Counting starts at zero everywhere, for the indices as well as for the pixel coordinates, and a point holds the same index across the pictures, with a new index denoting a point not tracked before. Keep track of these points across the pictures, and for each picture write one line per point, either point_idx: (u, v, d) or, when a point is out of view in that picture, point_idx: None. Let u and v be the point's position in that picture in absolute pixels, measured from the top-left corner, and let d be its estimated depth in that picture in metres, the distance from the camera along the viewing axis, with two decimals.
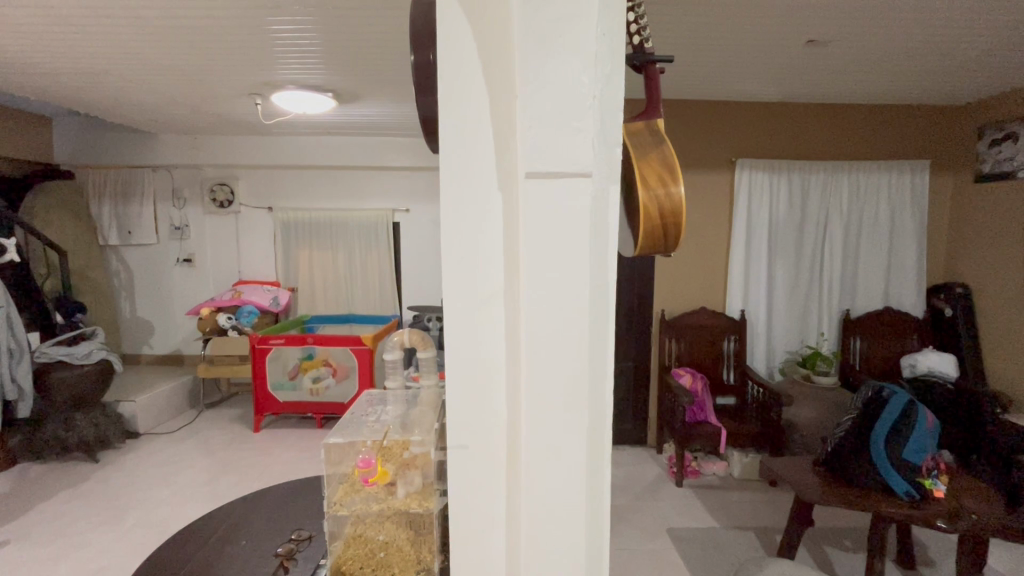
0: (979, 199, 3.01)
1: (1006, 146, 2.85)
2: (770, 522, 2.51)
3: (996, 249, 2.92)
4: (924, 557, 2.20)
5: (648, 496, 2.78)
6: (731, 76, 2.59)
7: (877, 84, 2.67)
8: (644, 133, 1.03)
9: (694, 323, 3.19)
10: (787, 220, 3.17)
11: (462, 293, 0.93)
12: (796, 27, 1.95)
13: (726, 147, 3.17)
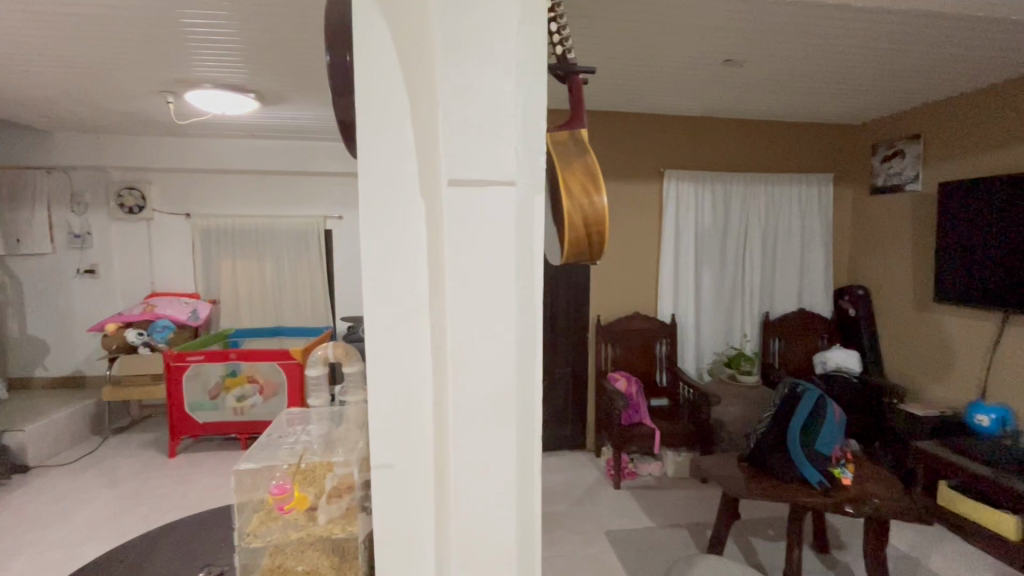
0: (876, 210, 3.33)
1: (895, 161, 3.16)
2: (701, 518, 2.61)
3: (890, 254, 3.22)
4: (837, 541, 2.36)
5: (588, 500, 2.82)
6: (657, 91, 2.72)
7: (787, 103, 2.90)
8: (569, 142, 1.03)
9: (628, 328, 3.28)
10: (712, 229, 3.35)
11: (384, 304, 0.89)
12: (715, 47, 2.07)
13: (654, 158, 3.31)
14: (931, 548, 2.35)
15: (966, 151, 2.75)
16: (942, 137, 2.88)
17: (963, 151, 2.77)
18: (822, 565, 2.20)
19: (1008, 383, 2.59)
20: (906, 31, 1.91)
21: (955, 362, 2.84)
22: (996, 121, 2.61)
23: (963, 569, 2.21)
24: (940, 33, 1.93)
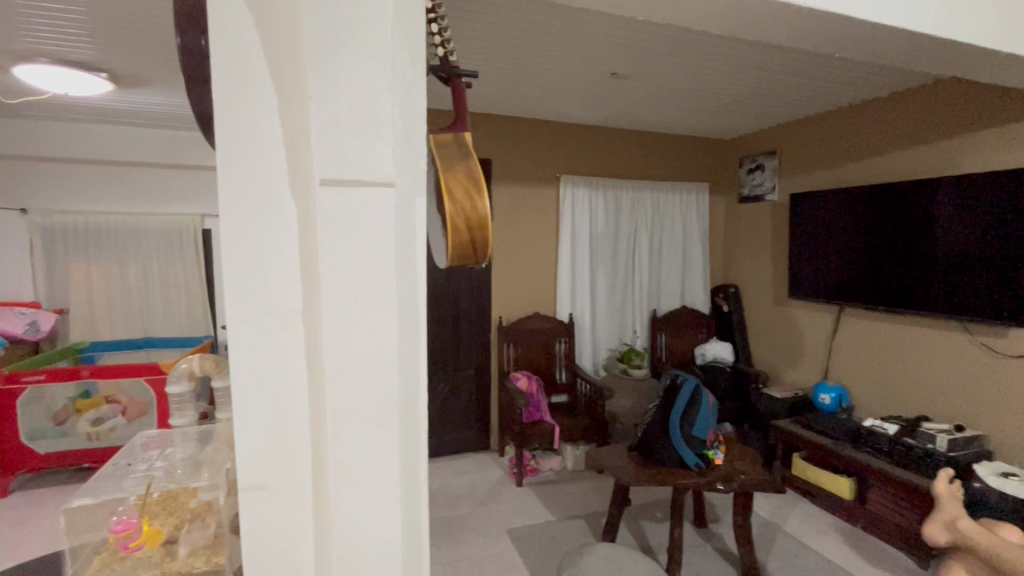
0: (743, 216, 3.73)
1: (757, 173, 3.57)
2: (597, 507, 2.74)
3: (756, 255, 3.63)
4: (713, 516, 2.61)
5: (490, 500, 2.84)
6: (551, 99, 2.82)
7: (667, 116, 3.15)
8: (452, 146, 1.03)
9: (528, 328, 3.36)
10: (605, 232, 3.54)
11: (250, 311, 0.81)
12: (601, 60, 2.19)
13: (551, 163, 3.43)
14: (788, 514, 2.68)
15: (810, 167, 3.18)
16: (793, 154, 3.30)
17: (808, 167, 3.20)
18: (700, 539, 2.42)
19: (844, 365, 3.03)
20: (759, 59, 2.16)
21: (805, 350, 3.27)
22: (832, 141, 3.04)
23: (811, 528, 2.55)
24: (785, 64, 2.22)
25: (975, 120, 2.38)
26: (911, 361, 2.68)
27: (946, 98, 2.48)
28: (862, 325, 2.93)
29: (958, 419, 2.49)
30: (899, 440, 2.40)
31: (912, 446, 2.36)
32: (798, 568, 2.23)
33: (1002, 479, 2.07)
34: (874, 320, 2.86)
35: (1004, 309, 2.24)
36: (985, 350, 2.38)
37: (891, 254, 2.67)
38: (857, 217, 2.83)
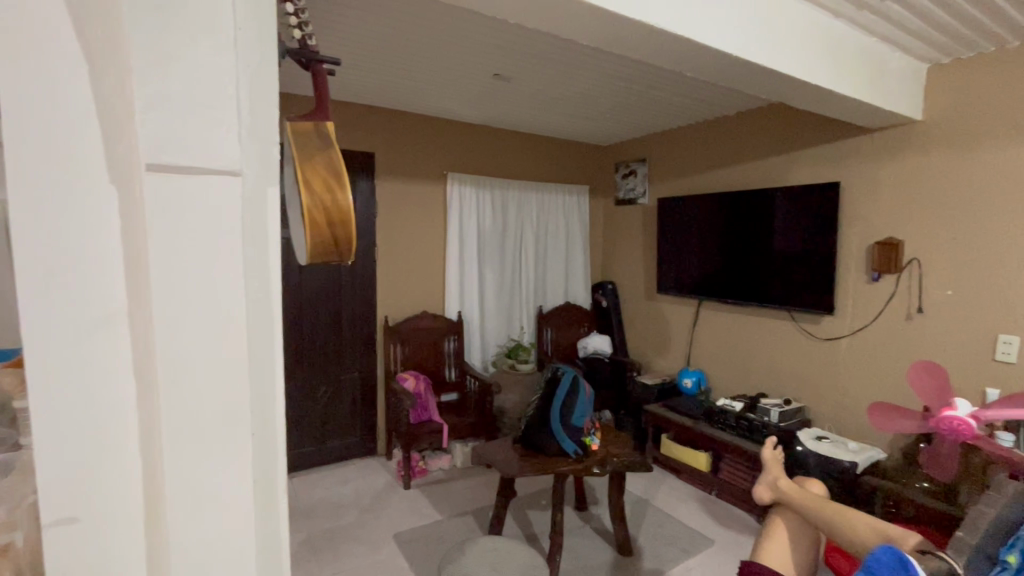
0: (618, 218, 4.02)
1: (630, 179, 3.87)
2: (484, 502, 2.78)
3: (630, 255, 3.93)
4: (592, 499, 2.78)
5: (375, 506, 2.74)
6: (436, 95, 2.80)
7: (550, 120, 3.28)
8: (311, 134, 0.97)
9: (417, 327, 3.30)
10: (493, 232, 3.59)
11: (55, 309, 0.65)
12: (483, 60, 2.22)
13: (438, 160, 3.40)
14: (656, 489, 2.95)
15: (674, 174, 3.52)
16: (659, 162, 3.63)
17: (672, 174, 3.53)
18: (580, 522, 2.57)
19: (702, 352, 3.41)
20: (628, 72, 2.34)
21: (671, 340, 3.62)
22: (691, 152, 3.39)
23: (676, 501, 2.82)
24: (651, 78, 2.42)
25: (797, 140, 2.80)
26: (753, 347, 3.09)
27: (777, 119, 2.89)
28: (716, 316, 3.30)
29: (786, 394, 2.92)
30: (743, 415, 2.75)
31: (752, 419, 2.71)
32: (664, 538, 2.46)
33: (817, 443, 2.46)
34: (725, 312, 3.24)
35: (819, 299, 2.68)
36: (805, 335, 2.82)
37: (737, 254, 3.05)
38: (711, 221, 3.18)
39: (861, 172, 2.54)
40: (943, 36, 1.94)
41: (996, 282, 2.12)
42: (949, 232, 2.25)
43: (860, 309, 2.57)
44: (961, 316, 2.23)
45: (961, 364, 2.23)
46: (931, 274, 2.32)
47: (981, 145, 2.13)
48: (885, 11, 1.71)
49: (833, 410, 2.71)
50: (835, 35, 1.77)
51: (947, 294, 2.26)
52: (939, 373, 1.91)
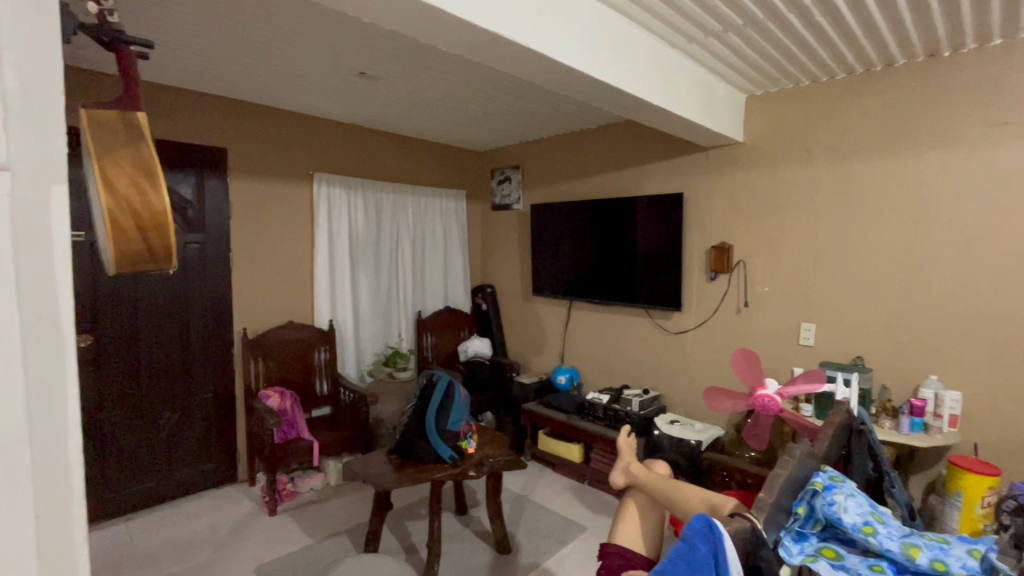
0: (495, 222, 4.10)
1: (505, 184, 3.98)
2: (360, 518, 2.66)
3: (507, 258, 4.04)
4: (472, 501, 2.80)
5: (235, 539, 2.47)
6: (298, 90, 2.62)
7: (423, 123, 3.26)
8: (117, 126, 0.84)
9: (282, 339, 3.05)
10: (366, 236, 3.46)
11: None
12: (347, 57, 2.13)
13: (303, 159, 3.18)
14: (534, 484, 3.06)
15: (545, 181, 3.69)
16: (531, 169, 3.79)
17: (543, 181, 3.70)
18: (460, 526, 2.57)
19: (573, 350, 3.62)
20: (496, 81, 2.41)
21: (546, 339, 3.79)
22: (560, 161, 3.59)
23: (552, 493, 2.96)
24: (518, 88, 2.52)
25: (648, 154, 3.10)
26: (617, 342, 3.35)
27: (631, 134, 3.17)
28: (585, 316, 3.53)
29: (645, 384, 3.22)
30: (610, 406, 2.98)
31: (617, 410, 2.95)
32: (540, 531, 2.56)
33: (671, 426, 2.75)
34: (593, 312, 3.48)
35: (669, 298, 2.99)
36: (660, 330, 3.13)
37: (601, 257, 3.28)
38: (579, 226, 3.39)
39: (699, 184, 2.89)
40: (753, 72, 2.29)
41: (799, 279, 2.55)
42: (764, 237, 2.66)
43: (701, 305, 2.92)
44: (775, 308, 2.64)
45: (775, 348, 2.65)
46: (753, 273, 2.71)
47: (784, 164, 2.56)
48: (708, 46, 1.97)
49: (683, 396, 3.04)
50: (671, 63, 2.01)
51: (765, 291, 2.67)
52: (754, 358, 2.23)
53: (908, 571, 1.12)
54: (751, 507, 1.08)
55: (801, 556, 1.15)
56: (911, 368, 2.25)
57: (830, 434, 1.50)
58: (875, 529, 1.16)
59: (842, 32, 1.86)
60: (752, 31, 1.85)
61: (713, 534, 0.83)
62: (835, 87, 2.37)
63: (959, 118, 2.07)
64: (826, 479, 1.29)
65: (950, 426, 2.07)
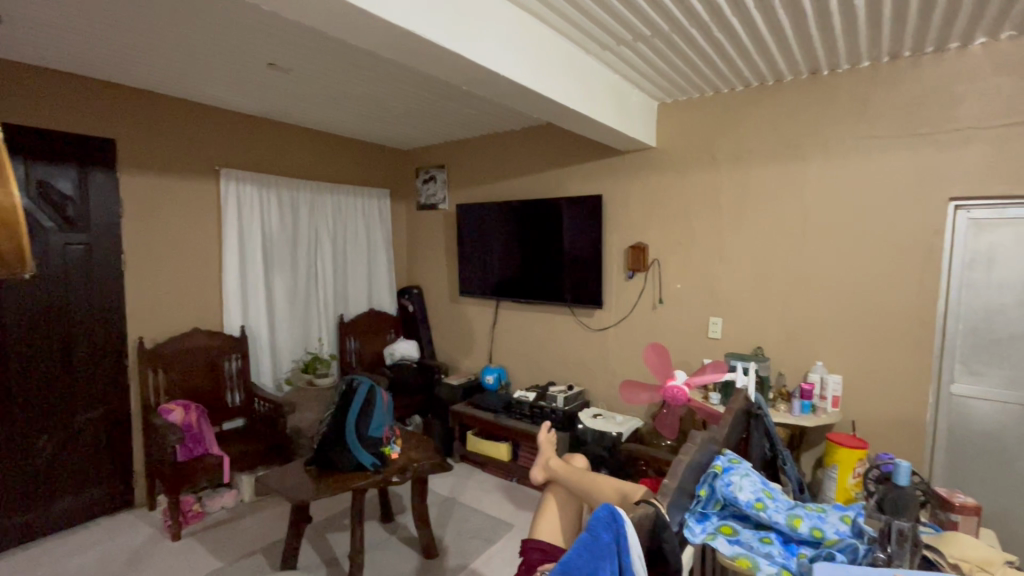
0: (421, 222, 4.04)
1: (430, 184, 3.93)
2: (277, 535, 2.51)
3: (433, 258, 3.99)
4: (398, 507, 2.74)
5: (130, 569, 2.25)
6: (199, 78, 2.43)
7: (342, 119, 3.13)
8: None
9: (186, 348, 2.82)
10: (281, 236, 3.28)
11: None
12: (252, 45, 2.00)
13: (207, 152, 2.95)
14: (463, 485, 3.05)
15: (470, 182, 3.69)
16: (456, 169, 3.76)
17: (468, 181, 3.70)
18: (385, 533, 2.51)
19: (501, 350, 3.64)
20: (415, 79, 2.37)
21: (474, 339, 3.78)
22: (484, 161, 3.60)
23: (480, 493, 2.96)
24: (439, 88, 2.50)
25: (569, 156, 3.19)
26: (543, 340, 3.42)
27: (552, 137, 3.25)
28: (512, 315, 3.56)
29: (570, 380, 3.30)
30: (536, 403, 3.04)
31: (543, 407, 3.01)
32: (468, 532, 2.55)
33: (593, 420, 2.85)
34: (519, 311, 3.52)
35: (591, 296, 3.10)
36: (582, 327, 3.23)
37: (526, 257, 3.33)
38: (504, 227, 3.42)
39: (617, 186, 3.01)
40: (662, 81, 2.43)
41: (707, 276, 2.73)
42: (675, 237, 2.82)
43: (621, 302, 3.05)
44: (686, 303, 2.81)
45: (687, 342, 2.82)
46: (667, 271, 2.87)
47: (692, 169, 2.73)
48: (621, 54, 2.06)
49: (605, 390, 3.15)
50: (587, 69, 2.08)
51: (677, 288, 2.84)
52: (663, 352, 2.36)
53: (792, 540, 1.23)
54: (656, 493, 1.14)
55: (703, 535, 1.25)
56: (801, 357, 2.48)
57: (729, 420, 1.62)
58: (765, 504, 1.26)
59: (739, 48, 2.01)
60: (660, 42, 1.95)
61: (615, 522, 0.87)
62: (735, 98, 2.56)
63: (837, 130, 2.31)
64: (725, 461, 1.38)
65: (832, 406, 2.33)
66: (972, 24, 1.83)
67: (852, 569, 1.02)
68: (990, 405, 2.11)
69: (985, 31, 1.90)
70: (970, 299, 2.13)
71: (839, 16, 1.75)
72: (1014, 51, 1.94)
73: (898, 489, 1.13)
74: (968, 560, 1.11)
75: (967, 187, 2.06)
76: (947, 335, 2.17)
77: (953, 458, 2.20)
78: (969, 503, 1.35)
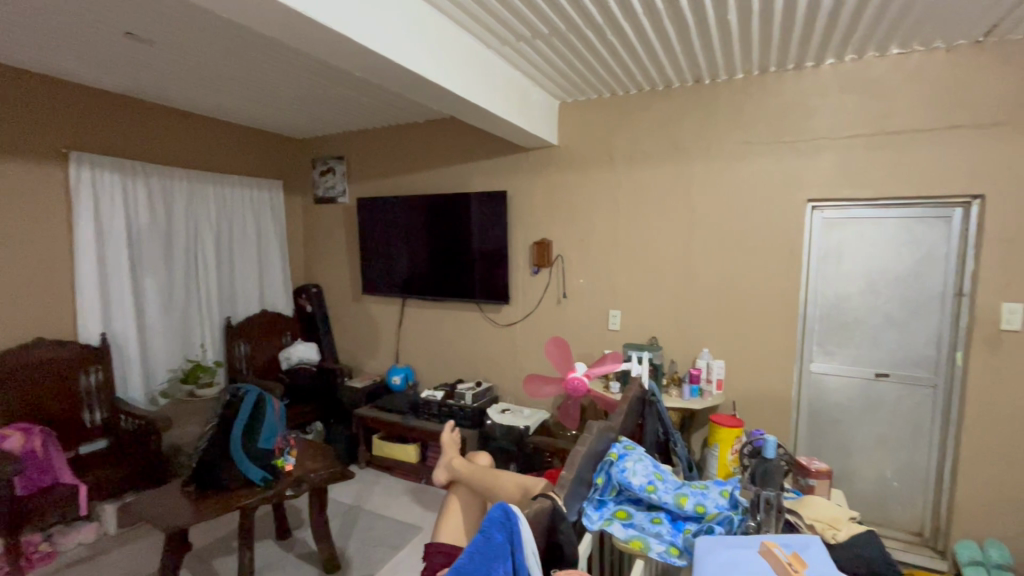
0: (319, 217, 3.79)
1: (329, 176, 3.70)
2: (148, 568, 2.22)
3: (334, 254, 3.77)
4: (296, 522, 2.56)
5: None
6: (35, 44, 2.06)
7: (224, 102, 2.84)
8: None
9: (27, 362, 2.40)
10: (151, 231, 2.91)
11: None
12: (101, 9, 1.73)
13: (52, 133, 2.53)
14: (369, 492, 2.92)
15: (372, 175, 3.53)
16: (356, 160, 3.58)
17: (370, 174, 3.53)
18: (281, 552, 2.32)
19: (408, 349, 3.54)
20: (306, 63, 2.21)
21: (379, 339, 3.64)
22: (387, 154, 3.46)
23: (387, 499, 2.85)
24: (333, 74, 2.35)
25: (474, 151, 3.16)
26: (450, 337, 3.37)
27: (456, 131, 3.20)
28: (418, 312, 3.47)
29: (479, 377, 3.29)
30: (445, 402, 2.98)
31: (452, 406, 2.96)
32: (373, 540, 2.44)
33: (502, 415, 2.86)
34: (426, 309, 3.44)
35: (498, 292, 3.10)
36: (490, 322, 3.23)
37: (433, 253, 3.26)
38: (409, 222, 3.32)
39: (521, 182, 3.04)
40: (562, 81, 2.48)
41: (606, 271, 2.85)
42: (577, 234, 2.92)
43: (527, 298, 3.09)
44: (587, 297, 2.92)
45: (589, 334, 2.93)
46: (569, 267, 2.96)
47: (592, 168, 2.83)
48: (522, 51, 2.08)
49: (513, 385, 3.18)
50: (488, 63, 2.06)
51: (580, 282, 2.93)
52: (564, 346, 2.42)
53: (679, 517, 1.30)
54: (555, 485, 1.16)
55: (600, 521, 1.29)
56: (690, 344, 2.68)
57: (625, 408, 1.69)
58: (656, 486, 1.32)
59: (631, 53, 2.11)
60: (557, 41, 1.98)
61: (510, 522, 0.86)
62: (629, 101, 2.69)
63: (717, 136, 2.51)
64: (621, 447, 1.44)
65: (716, 388, 2.54)
66: (824, 45, 2.07)
67: (727, 540, 1.10)
68: (839, 379, 2.42)
69: (834, 53, 2.16)
70: (824, 288, 2.42)
71: (716, 31, 1.90)
72: (855, 72, 2.23)
73: (767, 462, 1.29)
74: (820, 520, 1.27)
75: (821, 191, 2.34)
76: (807, 320, 2.46)
77: (812, 428, 2.50)
78: (822, 468, 1.54)
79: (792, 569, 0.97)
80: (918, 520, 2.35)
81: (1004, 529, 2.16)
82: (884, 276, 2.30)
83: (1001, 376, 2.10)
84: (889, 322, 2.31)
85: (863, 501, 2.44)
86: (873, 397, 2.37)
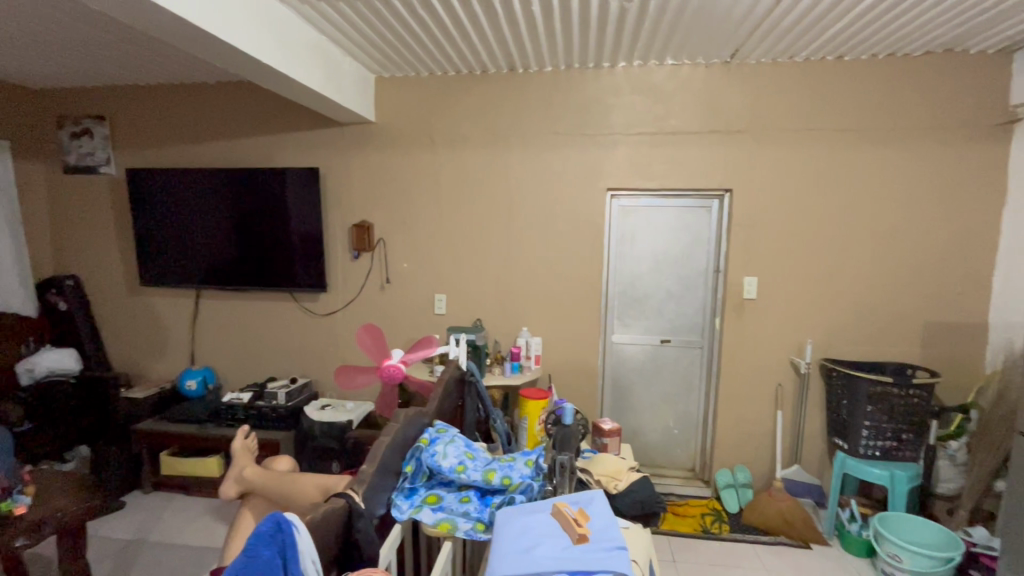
0: (72, 191, 3.02)
1: (84, 140, 2.96)
2: None
3: (99, 238, 3.04)
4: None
5: None
6: None
7: None
8: None
9: None
10: None
11: None
12: None
13: None
14: (155, 519, 2.47)
15: (148, 141, 2.91)
16: (124, 123, 2.92)
17: (144, 140, 2.91)
18: None
19: (206, 348, 3.05)
20: None
21: (167, 338, 3.06)
22: (167, 117, 2.88)
23: (180, 523, 2.44)
24: (70, 8, 1.84)
25: (279, 122, 2.81)
26: (259, 332, 2.99)
27: (256, 97, 2.80)
28: (218, 305, 3.01)
29: (295, 373, 3.00)
30: (252, 405, 2.66)
31: (261, 408, 2.66)
32: None
33: (321, 412, 2.65)
34: (228, 301, 3.00)
35: (314, 279, 2.84)
36: (307, 313, 2.95)
37: (234, 236, 2.84)
38: (201, 200, 2.83)
39: (337, 160, 2.81)
40: (375, 53, 2.33)
41: (431, 254, 2.81)
42: (400, 216, 2.81)
43: (347, 284, 2.89)
44: (412, 282, 2.85)
45: (415, 320, 2.87)
46: (393, 250, 2.84)
47: (413, 149, 2.74)
48: (323, 11, 1.88)
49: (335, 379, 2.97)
50: (282, 22, 1.82)
51: (404, 266, 2.84)
52: (378, 333, 2.32)
53: (488, 492, 1.33)
54: (353, 482, 1.09)
55: (409, 510, 1.26)
56: (511, 325, 2.80)
57: (441, 391, 1.67)
58: (465, 466, 1.32)
59: (444, 32, 2.07)
60: (363, 7, 1.84)
61: (281, 534, 0.76)
62: (447, 83, 2.66)
63: (531, 125, 2.63)
64: (432, 432, 1.42)
65: (535, 364, 2.70)
66: (616, 49, 2.30)
67: (524, 508, 1.15)
68: (635, 347, 2.78)
69: (624, 57, 2.42)
70: (622, 267, 2.73)
71: (523, 21, 1.96)
72: (642, 76, 2.52)
73: (565, 428, 1.37)
74: (604, 474, 1.41)
75: (617, 181, 2.62)
76: (609, 297, 2.75)
77: (614, 391, 2.83)
78: (613, 427, 1.73)
79: (577, 525, 1.06)
80: (692, 458, 2.85)
81: (747, 456, 2.72)
82: (665, 256, 2.69)
83: (745, 336, 2.62)
84: (670, 295, 2.71)
85: (653, 449, 2.86)
86: (659, 360, 2.77)
